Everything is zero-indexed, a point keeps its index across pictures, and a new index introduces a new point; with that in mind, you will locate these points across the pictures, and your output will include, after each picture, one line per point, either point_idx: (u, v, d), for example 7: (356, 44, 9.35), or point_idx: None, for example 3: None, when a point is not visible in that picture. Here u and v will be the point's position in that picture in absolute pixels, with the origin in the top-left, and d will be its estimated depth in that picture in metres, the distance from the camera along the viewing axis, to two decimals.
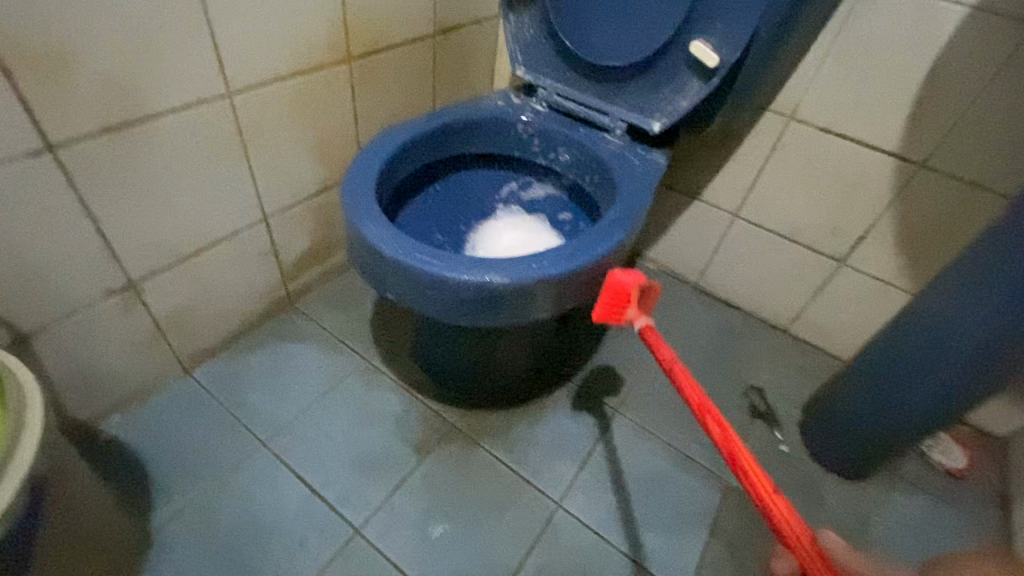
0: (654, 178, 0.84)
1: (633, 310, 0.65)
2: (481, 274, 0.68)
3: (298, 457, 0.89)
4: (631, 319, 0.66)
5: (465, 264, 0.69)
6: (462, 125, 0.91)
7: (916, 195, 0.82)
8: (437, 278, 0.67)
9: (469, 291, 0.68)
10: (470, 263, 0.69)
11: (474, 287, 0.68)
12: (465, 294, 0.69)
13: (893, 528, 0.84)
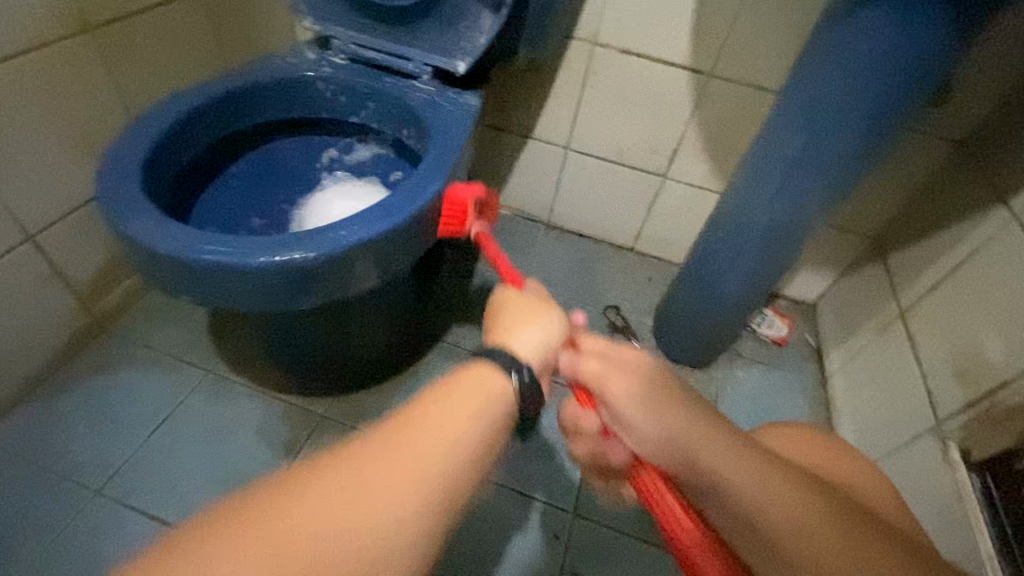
0: (467, 122, 0.73)
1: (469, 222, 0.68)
2: (283, 253, 0.55)
3: (145, 491, 0.75)
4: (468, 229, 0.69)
5: (262, 245, 0.55)
6: (244, 90, 0.73)
7: (711, 103, 0.93)
8: (232, 268, 0.54)
9: (276, 272, 0.55)
10: (272, 243, 0.55)
11: (281, 270, 0.55)
12: (272, 280, 0.55)
13: (736, 397, 0.99)
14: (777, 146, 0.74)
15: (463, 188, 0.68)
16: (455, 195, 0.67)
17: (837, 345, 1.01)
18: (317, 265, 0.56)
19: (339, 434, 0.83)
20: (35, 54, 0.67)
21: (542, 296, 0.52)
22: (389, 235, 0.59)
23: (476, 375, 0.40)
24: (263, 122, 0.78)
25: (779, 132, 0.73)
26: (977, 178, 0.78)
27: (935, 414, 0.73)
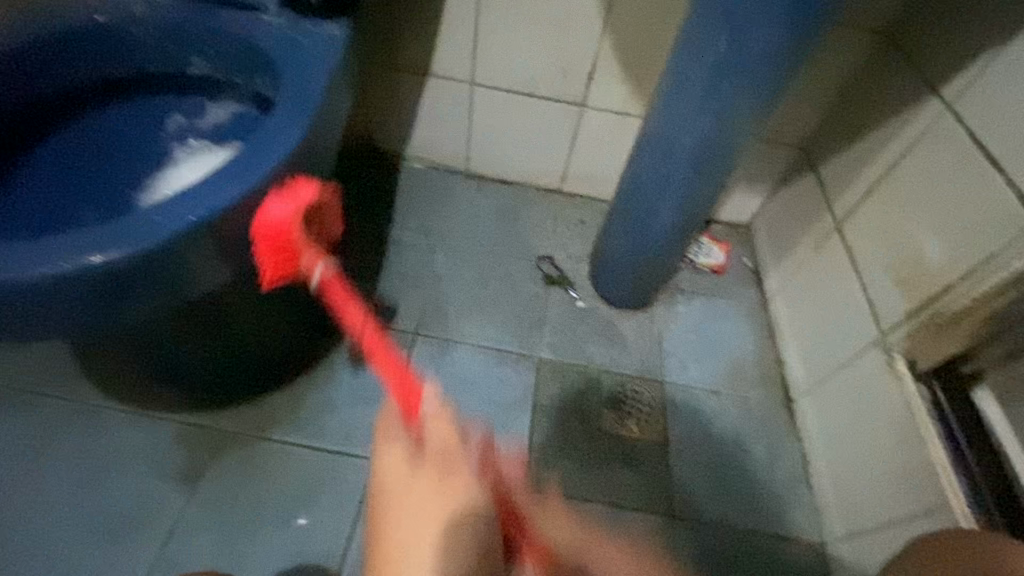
0: (331, 60, 0.59)
1: (306, 258, 0.51)
2: (77, 257, 0.43)
3: (17, 558, 0.63)
4: (308, 269, 0.51)
5: (47, 249, 0.44)
6: (29, 46, 0.57)
7: (623, 13, 0.81)
8: (8, 284, 0.42)
9: (75, 283, 0.44)
10: (60, 242, 0.44)
11: (82, 279, 0.44)
12: (74, 292, 0.44)
13: (681, 335, 0.94)
14: (695, 54, 0.65)
15: (280, 209, 0.50)
16: (268, 221, 0.50)
17: (776, 265, 0.97)
18: (133, 263, 0.45)
19: (248, 450, 0.72)
20: None
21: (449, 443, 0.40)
22: (230, 213, 0.48)
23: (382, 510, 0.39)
24: (65, 87, 0.62)
25: (697, 37, 0.64)
26: (907, 69, 0.73)
27: (878, 325, 0.71)
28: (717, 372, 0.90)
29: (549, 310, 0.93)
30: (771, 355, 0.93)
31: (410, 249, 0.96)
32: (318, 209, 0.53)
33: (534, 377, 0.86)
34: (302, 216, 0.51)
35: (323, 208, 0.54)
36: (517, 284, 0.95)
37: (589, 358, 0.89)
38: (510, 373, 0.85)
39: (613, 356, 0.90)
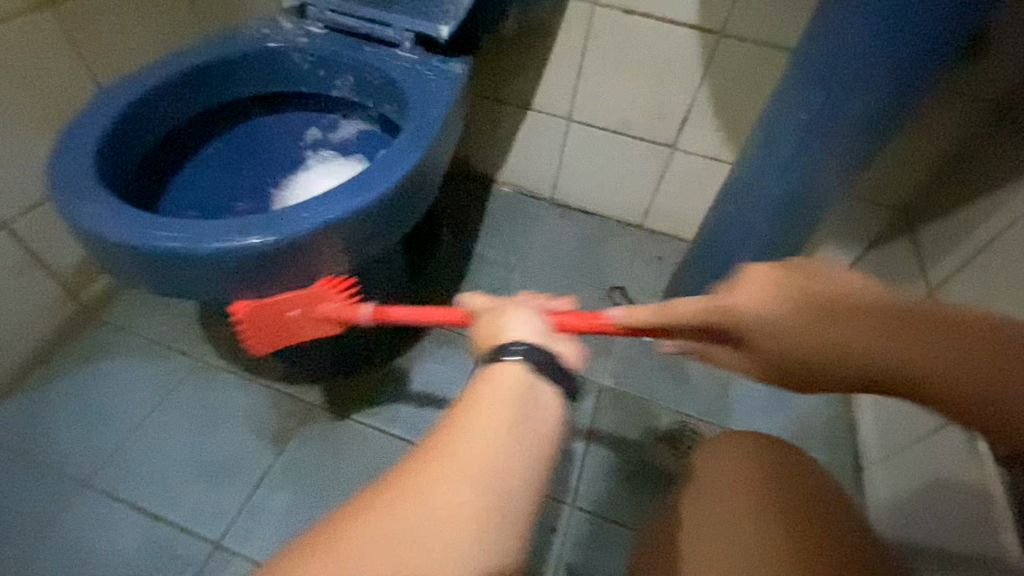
0: (450, 94, 0.68)
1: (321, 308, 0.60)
2: (238, 238, 0.53)
3: (133, 484, 0.74)
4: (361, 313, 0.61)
5: (214, 228, 0.53)
6: (218, 64, 0.69)
7: (722, 66, 0.85)
8: (183, 253, 0.52)
9: (231, 259, 0.53)
10: (224, 223, 0.54)
11: (236, 256, 0.53)
12: (228, 265, 0.54)
13: (749, 383, 0.93)
14: (790, 109, 0.67)
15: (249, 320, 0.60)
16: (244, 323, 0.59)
17: None
18: (275, 250, 0.54)
19: (329, 424, 0.80)
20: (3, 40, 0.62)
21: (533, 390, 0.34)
22: (353, 215, 0.57)
23: (486, 377, 0.35)
24: (239, 97, 0.74)
25: (792, 96, 0.67)
26: (1018, 141, 0.71)
27: None
28: (783, 427, 0.88)
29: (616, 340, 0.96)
30: (843, 418, 0.89)
31: (492, 265, 1.03)
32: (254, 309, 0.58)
33: (594, 401, 0.89)
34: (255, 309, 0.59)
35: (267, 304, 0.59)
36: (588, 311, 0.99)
37: (650, 391, 0.91)
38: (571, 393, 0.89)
39: (675, 394, 0.91)
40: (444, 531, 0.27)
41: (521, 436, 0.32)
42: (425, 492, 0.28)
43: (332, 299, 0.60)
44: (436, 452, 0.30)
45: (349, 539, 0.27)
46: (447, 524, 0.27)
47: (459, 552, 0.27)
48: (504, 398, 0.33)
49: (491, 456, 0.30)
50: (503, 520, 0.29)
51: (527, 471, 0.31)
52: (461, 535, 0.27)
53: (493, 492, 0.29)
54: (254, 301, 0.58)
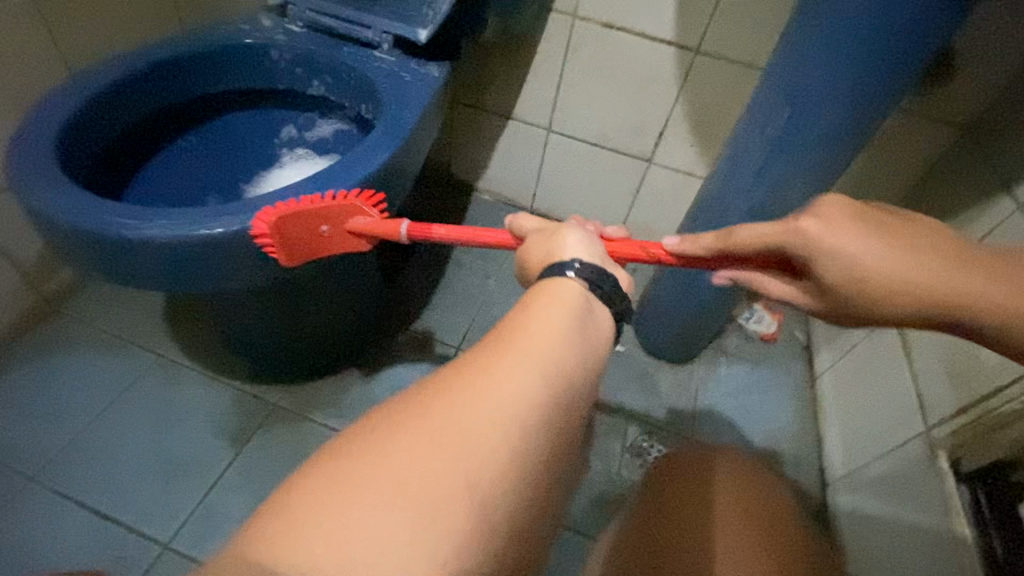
0: (426, 97, 0.68)
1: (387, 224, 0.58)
2: (196, 228, 0.52)
3: (84, 480, 0.71)
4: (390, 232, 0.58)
5: (172, 216, 0.53)
6: (193, 56, 0.68)
7: (698, 82, 0.87)
8: (139, 241, 0.51)
9: (188, 249, 0.52)
10: (184, 213, 0.53)
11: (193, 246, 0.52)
12: (185, 256, 0.53)
13: (718, 396, 0.93)
14: (759, 125, 0.69)
15: (294, 227, 0.55)
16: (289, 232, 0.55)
17: (828, 343, 0.95)
18: (237, 240, 0.53)
19: (292, 426, 0.79)
20: None
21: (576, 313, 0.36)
22: (318, 210, 0.56)
23: (546, 290, 0.37)
24: (208, 91, 0.73)
25: (760, 113, 0.68)
26: (976, 166, 0.73)
27: (924, 420, 0.68)
28: (750, 441, 0.89)
29: None
30: (810, 435, 0.90)
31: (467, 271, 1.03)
32: (277, 222, 0.54)
33: None
34: (291, 220, 0.55)
35: (279, 219, 0.54)
36: None
37: (620, 401, 0.90)
38: None
39: (645, 405, 0.91)
40: (507, 419, 0.28)
41: (583, 334, 0.35)
42: (492, 380, 0.30)
43: (368, 214, 0.58)
44: (503, 348, 0.32)
45: (384, 449, 0.26)
46: (476, 457, 0.27)
47: (525, 438, 0.28)
48: (561, 318, 0.35)
49: (520, 402, 0.29)
50: (560, 411, 0.31)
51: (583, 367, 0.34)
52: (530, 421, 0.29)
53: (557, 380, 0.31)
54: (295, 200, 0.54)
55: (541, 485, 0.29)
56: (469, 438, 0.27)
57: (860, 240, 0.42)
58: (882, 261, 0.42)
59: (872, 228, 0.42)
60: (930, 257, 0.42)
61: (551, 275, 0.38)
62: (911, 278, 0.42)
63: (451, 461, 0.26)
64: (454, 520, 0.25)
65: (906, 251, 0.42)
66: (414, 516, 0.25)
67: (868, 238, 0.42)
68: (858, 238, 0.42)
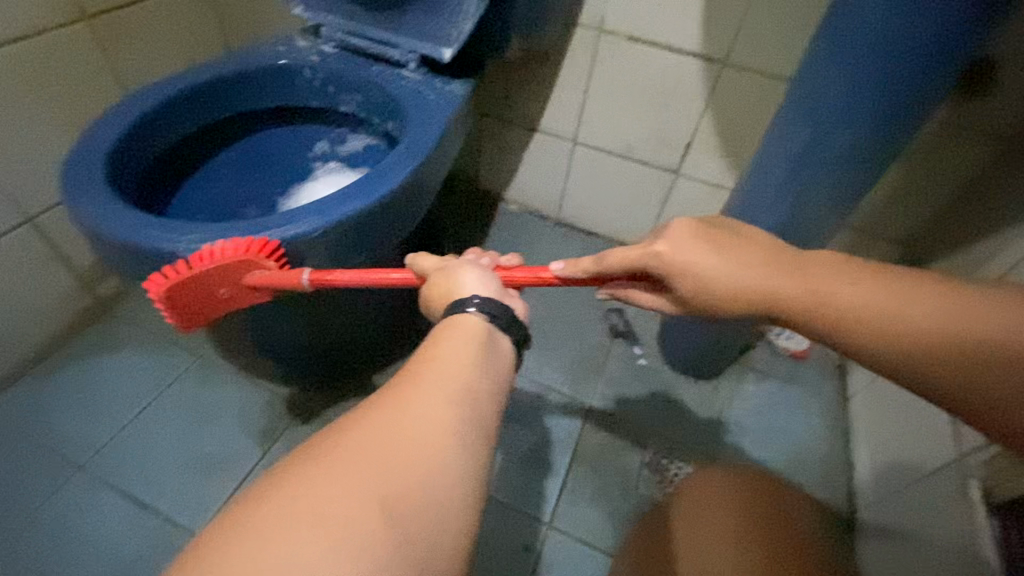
0: (447, 113, 0.70)
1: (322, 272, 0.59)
2: (225, 241, 0.55)
3: (126, 472, 0.77)
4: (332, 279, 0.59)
5: (204, 231, 0.56)
6: (233, 78, 0.73)
7: (724, 94, 0.86)
8: (172, 253, 0.55)
9: (216, 261, 0.56)
10: (214, 227, 0.57)
11: None
12: (215, 267, 0.56)
13: (741, 413, 0.91)
14: (783, 139, 0.68)
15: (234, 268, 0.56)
16: (232, 271, 0.56)
17: (863, 361, 0.92)
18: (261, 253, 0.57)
19: (317, 427, 0.82)
20: (40, 51, 0.68)
21: (479, 344, 0.39)
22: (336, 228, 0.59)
23: (452, 326, 0.40)
24: (249, 109, 0.77)
25: (784, 127, 0.67)
26: (1021, 180, 0.69)
27: (958, 447, 0.65)
28: (774, 461, 0.86)
29: (609, 362, 0.96)
30: (840, 457, 0.87)
31: None
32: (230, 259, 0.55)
33: (582, 422, 0.89)
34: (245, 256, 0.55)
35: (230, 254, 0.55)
36: (584, 332, 1.00)
37: (640, 415, 0.90)
38: (558, 413, 0.89)
39: (666, 419, 0.90)
40: (425, 433, 0.31)
41: (489, 363, 0.38)
42: (404, 403, 0.33)
43: (308, 258, 0.59)
44: (414, 376, 0.35)
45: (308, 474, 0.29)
46: (406, 460, 0.30)
47: (437, 448, 0.31)
48: (462, 346, 0.38)
49: (440, 415, 0.32)
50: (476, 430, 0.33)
51: (485, 384, 0.36)
52: (447, 433, 0.32)
53: (468, 393, 0.35)
54: (244, 242, 0.55)
55: (466, 486, 0.31)
56: (389, 449, 0.30)
57: (707, 260, 0.44)
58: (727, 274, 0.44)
59: (721, 251, 0.44)
60: (775, 255, 0.44)
61: (457, 311, 0.42)
62: (759, 282, 0.43)
63: (374, 468, 0.29)
64: (379, 530, 0.27)
65: (744, 260, 0.44)
66: (328, 534, 0.26)
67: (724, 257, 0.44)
68: (713, 261, 0.44)
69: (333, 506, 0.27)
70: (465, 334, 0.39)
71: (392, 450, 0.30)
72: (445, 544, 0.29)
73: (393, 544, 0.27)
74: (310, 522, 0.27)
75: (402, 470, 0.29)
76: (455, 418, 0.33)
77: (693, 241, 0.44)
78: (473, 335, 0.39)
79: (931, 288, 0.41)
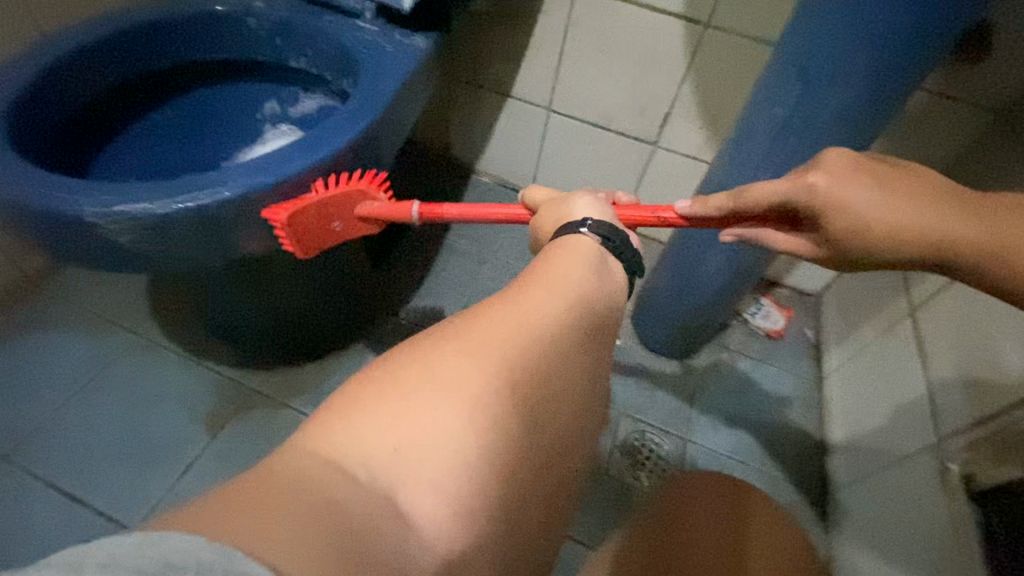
0: (407, 71, 0.64)
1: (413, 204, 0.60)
2: (141, 205, 0.48)
3: (54, 462, 0.70)
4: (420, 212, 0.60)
5: (118, 192, 0.49)
6: (163, 24, 0.65)
7: (707, 58, 0.81)
8: (77, 218, 0.48)
9: (133, 228, 0.49)
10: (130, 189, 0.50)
11: (139, 225, 0.49)
12: (132, 234, 0.50)
13: (716, 394, 0.88)
14: (767, 105, 0.63)
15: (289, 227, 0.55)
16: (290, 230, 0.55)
17: (840, 341, 0.90)
18: (187, 219, 0.50)
19: (269, 411, 0.77)
20: None
21: (608, 268, 0.37)
22: (270, 194, 0.52)
23: (572, 240, 0.38)
24: (184, 61, 0.69)
25: (769, 90, 0.63)
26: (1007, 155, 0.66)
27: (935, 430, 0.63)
28: (748, 443, 0.84)
29: None
30: (813, 439, 0.85)
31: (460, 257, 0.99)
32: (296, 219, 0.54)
33: None
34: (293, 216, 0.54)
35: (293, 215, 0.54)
36: None
37: (613, 396, 0.87)
38: None
39: (639, 401, 0.87)
40: (551, 344, 0.30)
41: (611, 284, 0.36)
42: (522, 314, 0.31)
43: (375, 198, 0.60)
44: (545, 280, 0.33)
45: (429, 364, 0.27)
46: (526, 363, 0.29)
47: (557, 361, 0.30)
48: (586, 263, 0.36)
49: (561, 330, 0.31)
50: (585, 347, 0.32)
51: (608, 307, 0.35)
52: (568, 349, 0.31)
53: (579, 320, 0.32)
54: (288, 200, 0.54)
55: (570, 410, 0.30)
56: (513, 351, 0.28)
57: (859, 193, 0.42)
58: (888, 212, 0.42)
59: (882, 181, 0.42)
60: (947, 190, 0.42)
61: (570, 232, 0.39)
62: (916, 223, 0.41)
63: (508, 367, 0.28)
64: (492, 439, 0.26)
65: (913, 192, 0.42)
66: (450, 430, 0.25)
67: (867, 186, 0.42)
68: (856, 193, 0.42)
69: (444, 403, 0.25)
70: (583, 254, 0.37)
71: (512, 349, 0.29)
72: (543, 471, 0.28)
73: (502, 453, 0.26)
74: (400, 413, 0.25)
75: (521, 389, 0.28)
76: (579, 333, 0.32)
77: (850, 171, 0.42)
78: (593, 255, 0.37)
79: (991, 219, 0.41)
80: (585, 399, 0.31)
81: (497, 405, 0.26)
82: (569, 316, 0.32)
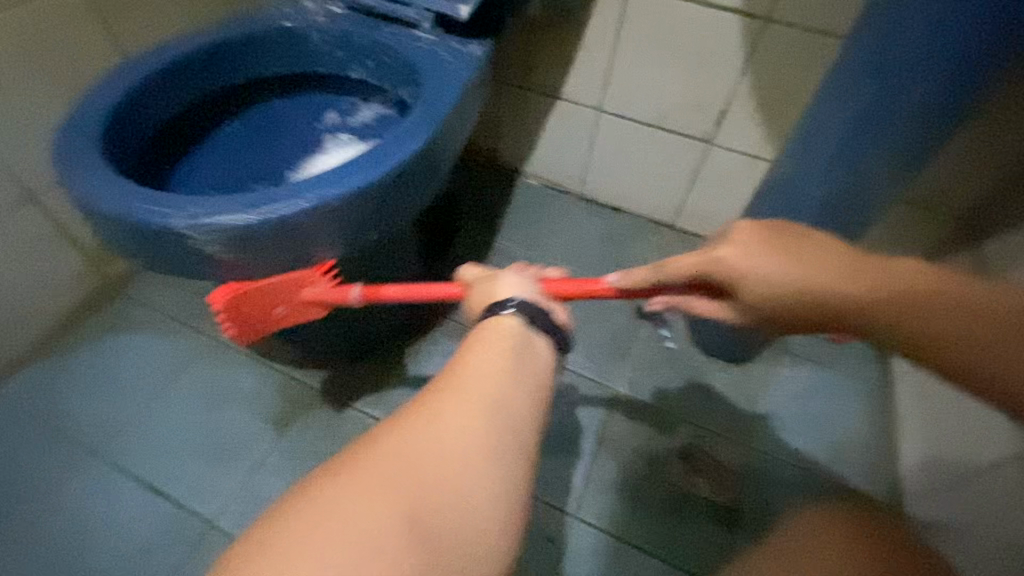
0: (466, 79, 0.65)
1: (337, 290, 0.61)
2: (224, 216, 0.51)
3: (138, 455, 0.75)
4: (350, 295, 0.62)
5: (204, 204, 0.52)
6: (236, 42, 0.68)
7: (767, 53, 0.78)
8: (167, 229, 0.51)
9: (216, 238, 0.52)
10: (214, 200, 0.52)
11: (222, 234, 0.52)
12: (215, 243, 0.52)
13: (777, 400, 0.86)
14: None
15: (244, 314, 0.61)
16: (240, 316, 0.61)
17: None
18: (265, 229, 0.52)
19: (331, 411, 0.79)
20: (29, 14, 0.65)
21: (516, 352, 0.39)
22: (340, 203, 0.54)
23: (491, 326, 0.41)
24: (253, 76, 0.73)
25: None
26: None
27: None
28: (812, 451, 0.81)
29: (635, 344, 0.91)
30: (882, 448, 0.81)
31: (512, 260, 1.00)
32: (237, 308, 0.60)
33: (606, 408, 0.84)
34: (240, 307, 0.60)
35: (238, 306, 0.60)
36: (609, 313, 0.94)
37: (669, 401, 0.85)
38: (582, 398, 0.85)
39: (695, 406, 0.85)
40: (462, 440, 0.32)
41: (522, 364, 0.38)
42: (437, 420, 0.32)
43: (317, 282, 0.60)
44: (451, 382, 0.35)
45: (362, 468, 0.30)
46: (447, 459, 0.31)
47: (473, 450, 0.32)
48: (499, 349, 0.39)
49: (492, 417, 0.33)
50: (510, 434, 0.34)
51: (528, 391, 0.37)
52: (481, 446, 0.32)
53: (489, 411, 0.34)
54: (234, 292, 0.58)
55: (496, 497, 0.31)
56: (428, 455, 0.31)
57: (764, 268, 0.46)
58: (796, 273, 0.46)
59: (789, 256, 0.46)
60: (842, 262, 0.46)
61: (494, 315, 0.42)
62: (837, 286, 0.45)
63: (441, 465, 0.30)
64: (405, 552, 0.27)
65: (812, 263, 0.46)
66: (370, 538, 0.27)
67: (774, 258, 0.46)
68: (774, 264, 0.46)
69: (375, 512, 0.28)
70: (490, 348, 0.39)
71: (447, 445, 0.31)
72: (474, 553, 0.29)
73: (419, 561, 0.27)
74: (339, 523, 0.27)
75: (425, 498, 0.29)
76: (492, 428, 0.33)
77: (758, 244, 0.46)
78: (504, 347, 0.39)
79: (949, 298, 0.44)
80: (508, 502, 0.32)
81: (410, 513, 0.28)
82: (490, 406, 0.34)
